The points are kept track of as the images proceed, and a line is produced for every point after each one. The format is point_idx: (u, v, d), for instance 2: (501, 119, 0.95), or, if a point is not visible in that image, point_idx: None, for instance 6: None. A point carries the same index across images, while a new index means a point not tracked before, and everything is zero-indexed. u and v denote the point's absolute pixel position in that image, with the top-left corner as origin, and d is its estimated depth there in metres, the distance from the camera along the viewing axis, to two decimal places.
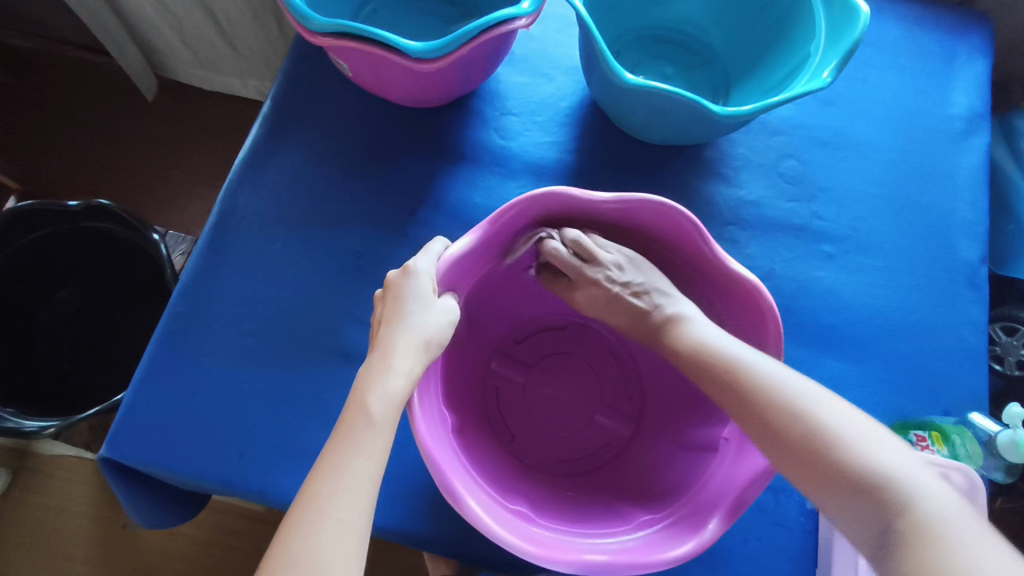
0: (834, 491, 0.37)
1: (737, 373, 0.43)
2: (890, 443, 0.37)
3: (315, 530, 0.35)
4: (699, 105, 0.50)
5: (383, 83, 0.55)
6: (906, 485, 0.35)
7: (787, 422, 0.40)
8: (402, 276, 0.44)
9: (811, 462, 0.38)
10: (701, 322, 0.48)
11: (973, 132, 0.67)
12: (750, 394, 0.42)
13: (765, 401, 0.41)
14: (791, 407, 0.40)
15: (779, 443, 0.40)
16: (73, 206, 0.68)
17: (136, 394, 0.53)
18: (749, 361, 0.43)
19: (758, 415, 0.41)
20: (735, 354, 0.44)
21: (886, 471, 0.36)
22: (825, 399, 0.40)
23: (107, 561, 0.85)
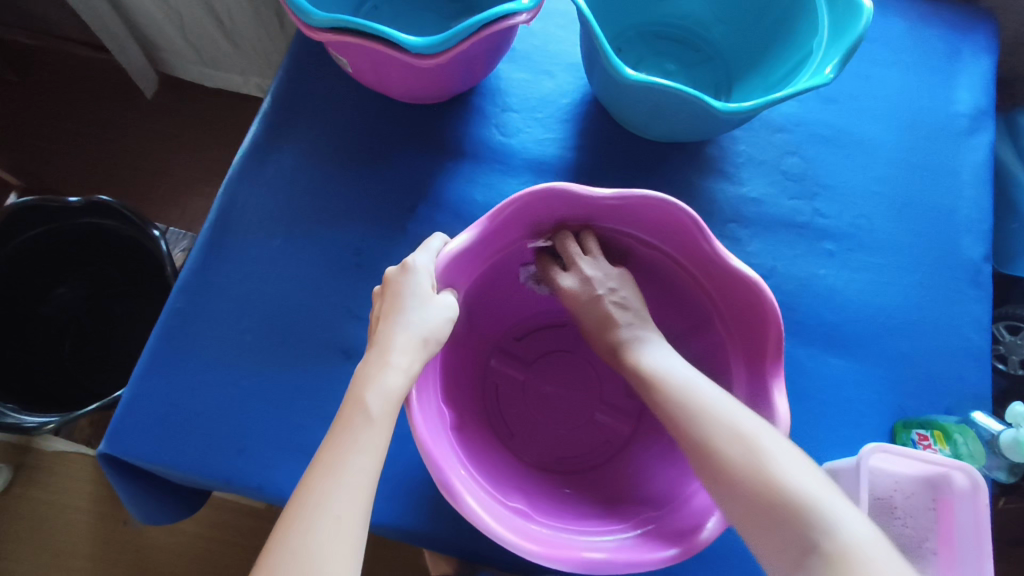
0: (763, 525, 0.39)
1: (682, 408, 0.45)
2: (809, 473, 0.40)
3: (312, 526, 0.34)
4: (700, 101, 0.49)
5: (383, 79, 0.54)
6: (822, 518, 0.38)
7: (723, 457, 0.41)
8: (400, 272, 0.44)
9: (742, 496, 0.40)
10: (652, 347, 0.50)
11: (977, 130, 0.67)
12: (694, 427, 0.44)
13: (705, 435, 0.43)
14: (728, 444, 0.42)
15: (714, 474, 0.42)
16: (73, 203, 0.68)
17: (136, 389, 0.53)
18: (694, 395, 0.45)
19: (699, 448, 0.43)
20: (684, 386, 0.46)
21: (806, 504, 0.38)
22: (761, 435, 0.42)
23: (107, 557, 0.85)
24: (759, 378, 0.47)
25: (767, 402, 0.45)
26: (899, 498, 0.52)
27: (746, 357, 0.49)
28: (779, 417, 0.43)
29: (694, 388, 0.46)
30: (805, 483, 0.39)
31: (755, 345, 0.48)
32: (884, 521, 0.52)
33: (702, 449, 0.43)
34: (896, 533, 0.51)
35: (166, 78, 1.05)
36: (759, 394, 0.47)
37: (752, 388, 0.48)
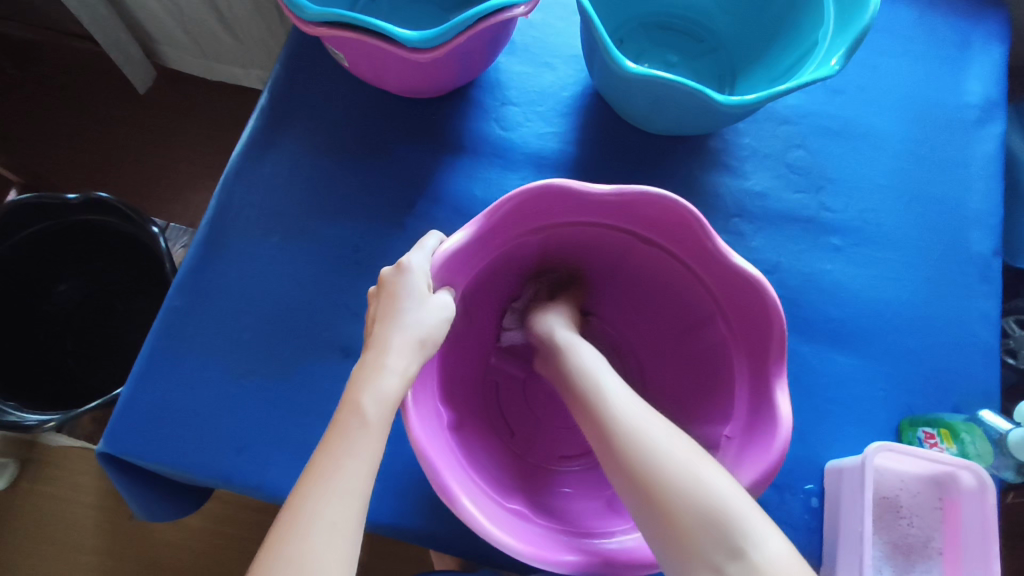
0: (679, 536, 0.38)
1: (604, 410, 0.45)
2: (721, 476, 0.40)
3: (306, 533, 0.34)
4: (702, 94, 0.48)
5: (380, 73, 0.54)
6: (738, 527, 0.37)
7: (641, 469, 0.41)
8: (396, 273, 0.43)
9: (661, 510, 0.39)
10: (575, 343, 0.51)
11: (988, 121, 0.65)
12: (615, 440, 0.43)
13: (628, 449, 0.42)
14: (650, 457, 0.41)
15: (633, 490, 0.41)
16: (72, 200, 0.68)
17: (134, 389, 0.53)
18: (618, 408, 0.44)
19: (618, 465, 0.42)
20: (609, 399, 0.45)
21: (722, 511, 0.38)
22: (675, 443, 0.41)
23: (114, 551, 0.86)
24: (762, 377, 0.46)
25: (769, 402, 0.44)
26: (904, 497, 0.52)
27: (749, 356, 0.48)
28: (781, 418, 0.42)
29: (618, 401, 0.45)
30: (726, 489, 0.39)
31: (758, 343, 0.47)
32: (888, 520, 0.51)
33: (622, 465, 0.42)
34: (900, 533, 0.51)
35: (165, 73, 1.05)
36: (761, 394, 0.46)
37: (754, 387, 0.47)
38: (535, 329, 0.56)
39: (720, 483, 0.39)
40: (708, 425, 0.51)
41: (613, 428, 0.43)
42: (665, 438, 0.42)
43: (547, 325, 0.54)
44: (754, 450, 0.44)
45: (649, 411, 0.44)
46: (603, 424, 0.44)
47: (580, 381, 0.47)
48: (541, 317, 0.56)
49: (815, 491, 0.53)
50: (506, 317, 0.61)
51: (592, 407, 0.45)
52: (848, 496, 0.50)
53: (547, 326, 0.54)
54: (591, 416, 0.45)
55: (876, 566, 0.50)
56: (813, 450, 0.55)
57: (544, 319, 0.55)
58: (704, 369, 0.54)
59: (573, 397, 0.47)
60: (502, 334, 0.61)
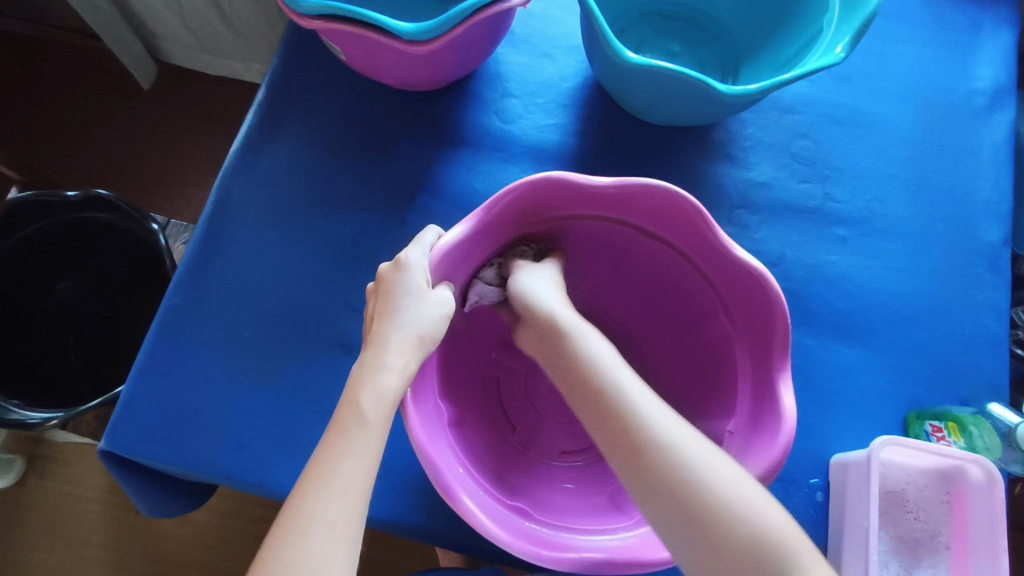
0: (734, 565, 0.37)
1: (638, 423, 0.42)
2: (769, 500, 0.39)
3: (305, 534, 0.34)
4: (704, 84, 0.48)
5: (377, 67, 0.53)
6: (792, 555, 0.37)
7: (683, 489, 0.39)
8: (393, 269, 0.43)
9: (706, 535, 0.38)
10: (588, 332, 0.47)
11: (997, 108, 0.64)
12: (653, 457, 0.40)
13: (666, 467, 0.40)
14: (694, 479, 0.39)
15: (672, 509, 0.39)
16: (72, 197, 0.68)
17: (135, 387, 0.53)
18: (650, 420, 0.42)
19: (655, 483, 0.40)
20: (638, 408, 0.42)
21: (778, 539, 0.38)
22: (722, 467, 0.40)
23: (122, 545, 0.86)
24: (766, 370, 0.46)
25: (773, 397, 0.44)
26: (911, 491, 0.51)
27: (752, 350, 0.48)
28: (785, 414, 0.42)
29: (648, 411, 0.42)
30: (777, 514, 0.38)
31: (761, 337, 0.46)
32: (894, 514, 0.51)
33: (661, 482, 0.40)
34: (907, 527, 0.50)
35: (165, 68, 1.04)
36: (765, 388, 0.45)
37: (758, 380, 0.46)
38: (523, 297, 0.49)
39: (762, 503, 0.39)
40: (711, 420, 0.51)
41: (648, 443, 0.41)
42: (703, 455, 0.40)
43: (540, 294, 0.49)
44: (759, 446, 0.43)
45: (688, 427, 0.42)
46: (634, 437, 0.41)
47: (595, 383, 0.44)
48: (528, 281, 0.49)
49: (820, 484, 0.53)
50: (485, 275, 0.52)
51: (623, 417, 0.42)
52: (853, 491, 0.49)
53: (541, 297, 0.48)
54: (615, 423, 0.42)
55: (882, 560, 0.49)
56: (818, 443, 0.54)
57: (529, 283, 0.49)
58: (707, 363, 0.53)
59: (587, 397, 0.44)
60: (471, 287, 0.51)
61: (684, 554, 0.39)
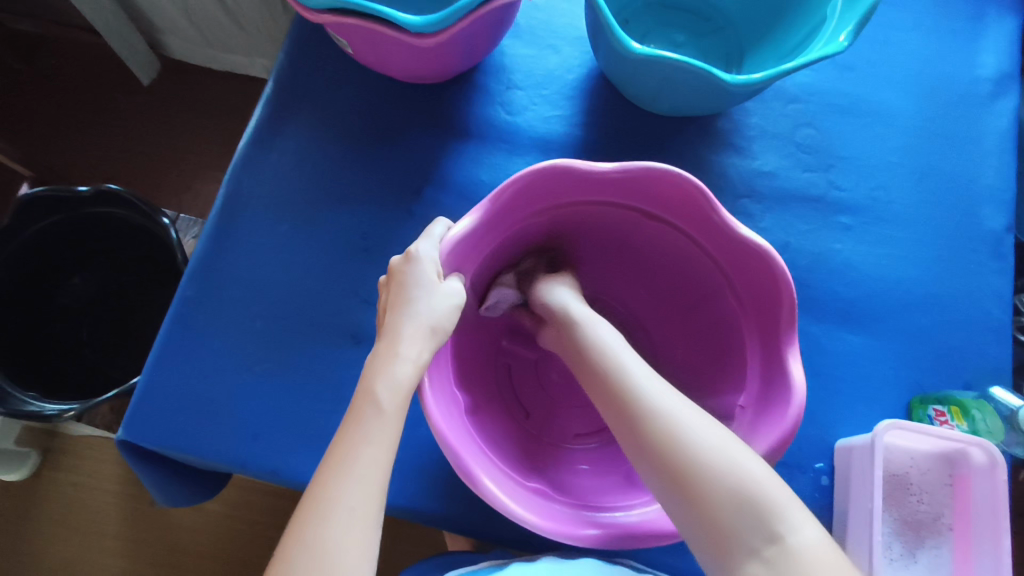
0: (714, 525, 0.37)
1: (626, 388, 0.43)
2: (748, 458, 0.38)
3: (327, 519, 0.35)
4: (709, 74, 0.48)
5: (384, 60, 0.53)
6: (774, 514, 0.36)
7: (674, 456, 0.39)
8: (405, 262, 0.44)
9: (698, 498, 0.38)
10: (593, 320, 0.48)
11: (1001, 95, 0.64)
12: (647, 426, 0.41)
13: (658, 434, 0.40)
14: (682, 445, 0.39)
15: (667, 476, 0.39)
16: (83, 193, 0.69)
17: (151, 379, 0.54)
18: (644, 390, 0.42)
19: (650, 451, 0.40)
20: (632, 380, 0.43)
21: (757, 498, 0.37)
22: (701, 427, 0.40)
23: (137, 536, 0.88)
24: (773, 350, 0.46)
25: (782, 370, 0.44)
26: (914, 474, 0.52)
27: (759, 331, 0.48)
28: (795, 384, 0.42)
29: (640, 382, 0.43)
30: (760, 475, 0.38)
31: (768, 318, 0.47)
32: (898, 496, 0.51)
33: (655, 451, 0.40)
34: (910, 509, 0.51)
35: (171, 64, 1.05)
36: (774, 364, 0.46)
37: (766, 361, 0.47)
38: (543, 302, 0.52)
39: (752, 464, 0.38)
40: (720, 397, 0.51)
41: (642, 412, 0.41)
42: (692, 422, 0.40)
43: (558, 295, 0.52)
44: (769, 420, 0.43)
45: (673, 391, 0.42)
46: (630, 407, 0.42)
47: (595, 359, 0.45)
48: (548, 291, 0.53)
49: (824, 469, 0.54)
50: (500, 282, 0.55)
51: (613, 384, 0.43)
52: (858, 474, 0.50)
53: (560, 299, 0.51)
54: (612, 396, 0.43)
55: (887, 542, 0.50)
56: (823, 428, 0.55)
57: (551, 290, 0.53)
58: (716, 345, 0.54)
59: (592, 375, 0.45)
60: (492, 291, 0.55)
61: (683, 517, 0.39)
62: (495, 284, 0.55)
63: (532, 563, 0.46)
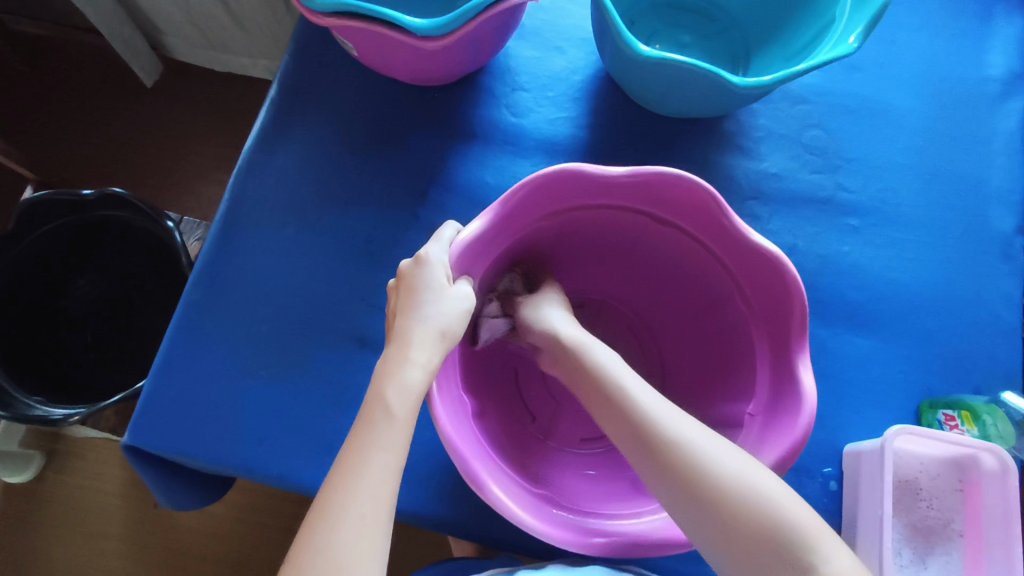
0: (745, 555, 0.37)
1: (640, 416, 0.42)
2: (775, 485, 0.38)
3: (337, 524, 0.34)
4: (717, 76, 0.48)
5: (389, 63, 0.53)
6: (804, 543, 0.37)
7: (707, 489, 0.38)
8: (415, 266, 0.43)
9: (732, 528, 0.38)
10: (592, 342, 0.48)
11: (1009, 95, 0.64)
12: (675, 458, 0.40)
13: (685, 466, 0.39)
14: (714, 477, 0.39)
15: (697, 507, 0.39)
16: (87, 196, 0.69)
17: (157, 383, 0.54)
18: (661, 420, 0.42)
19: (679, 483, 0.39)
20: (651, 413, 0.42)
21: (787, 527, 0.37)
22: (726, 454, 0.40)
23: (142, 537, 0.88)
24: (783, 357, 0.46)
25: (792, 378, 0.44)
26: (924, 479, 0.52)
27: (768, 337, 0.48)
28: (805, 393, 0.42)
29: (662, 415, 0.42)
30: (788, 503, 0.38)
31: (778, 324, 0.46)
32: (908, 501, 0.51)
33: (684, 483, 0.39)
34: (920, 515, 0.51)
35: (174, 65, 1.05)
36: (784, 372, 0.45)
37: (776, 367, 0.46)
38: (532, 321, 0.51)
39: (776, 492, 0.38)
40: (728, 403, 0.50)
41: (667, 444, 0.40)
42: (720, 453, 0.40)
43: (549, 315, 0.51)
44: (779, 429, 0.43)
45: (692, 420, 0.42)
46: (652, 437, 0.41)
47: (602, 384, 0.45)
48: (537, 308, 0.52)
49: (833, 474, 0.53)
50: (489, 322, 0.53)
51: (625, 410, 0.43)
52: (867, 479, 0.50)
53: (551, 319, 0.50)
54: (626, 423, 0.43)
55: (896, 547, 0.50)
56: (831, 432, 0.54)
57: (540, 316, 0.51)
58: (723, 349, 0.53)
59: (600, 398, 0.45)
60: (481, 325, 0.53)
61: (712, 544, 0.38)
62: (483, 319, 0.53)
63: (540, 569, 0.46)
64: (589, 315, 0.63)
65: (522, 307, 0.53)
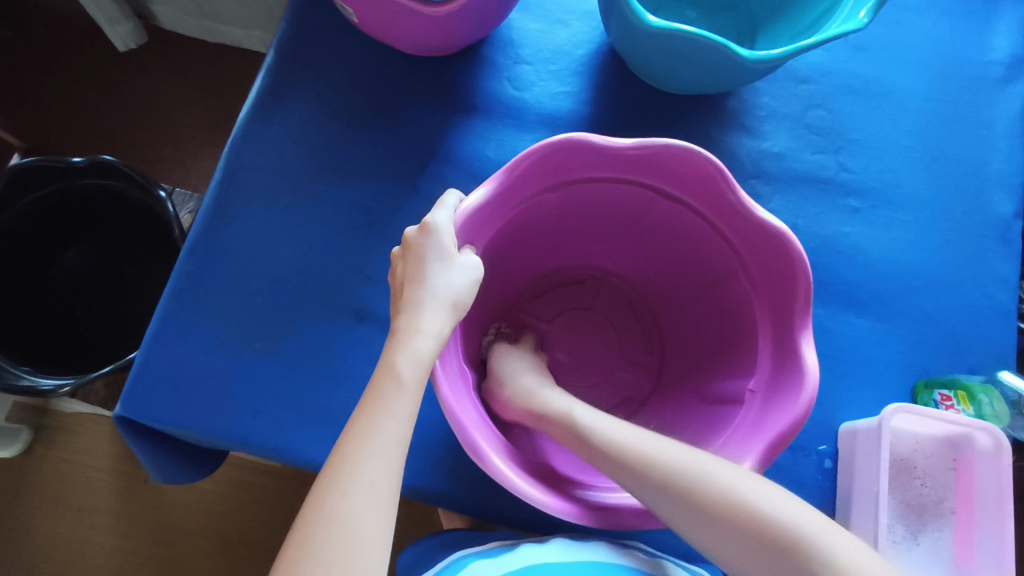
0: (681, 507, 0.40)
1: (572, 421, 0.47)
2: (682, 449, 0.42)
3: (347, 491, 0.34)
4: (725, 49, 0.47)
5: (391, 30, 0.52)
6: (717, 483, 0.40)
7: (681, 488, 0.40)
8: (421, 233, 0.42)
9: (763, 552, 0.39)
10: (536, 382, 0.51)
11: (1013, 79, 0.64)
12: (667, 481, 0.41)
13: (697, 495, 0.40)
14: (733, 503, 0.39)
15: (679, 505, 0.40)
16: (79, 163, 0.68)
17: (150, 353, 0.53)
18: (592, 423, 0.46)
19: (700, 516, 0.40)
20: (649, 452, 0.42)
21: (697, 478, 0.40)
22: (640, 435, 0.44)
23: (129, 513, 0.87)
24: (787, 333, 0.45)
25: (794, 354, 0.44)
26: (919, 458, 0.52)
27: (770, 315, 0.47)
28: (808, 371, 0.42)
29: (650, 447, 0.43)
30: (695, 460, 0.41)
31: (782, 300, 0.46)
32: (902, 479, 0.51)
33: (686, 498, 0.40)
34: (914, 492, 0.51)
35: (164, 35, 1.02)
36: (787, 347, 0.45)
37: (779, 343, 0.46)
38: (499, 377, 0.52)
39: (689, 458, 0.41)
40: (729, 380, 0.50)
41: (685, 481, 0.40)
42: (673, 452, 0.42)
43: (517, 378, 0.51)
44: (780, 405, 0.43)
45: (612, 418, 0.46)
46: (661, 477, 0.41)
47: (573, 426, 0.46)
48: (507, 372, 0.52)
49: (828, 452, 0.54)
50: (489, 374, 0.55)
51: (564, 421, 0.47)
52: (862, 457, 0.50)
53: (517, 376, 0.51)
54: (568, 432, 0.46)
55: (890, 524, 0.50)
56: (828, 411, 0.55)
57: (507, 364, 0.53)
58: (725, 327, 0.53)
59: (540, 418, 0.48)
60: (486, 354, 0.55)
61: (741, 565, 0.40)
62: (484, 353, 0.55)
63: (543, 543, 0.45)
64: (587, 292, 0.64)
65: (495, 370, 0.53)
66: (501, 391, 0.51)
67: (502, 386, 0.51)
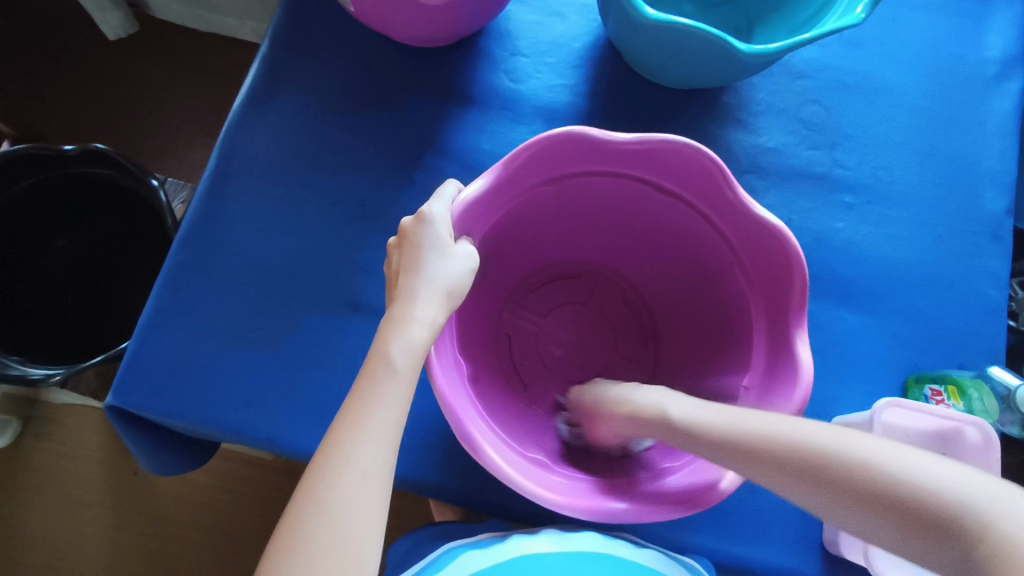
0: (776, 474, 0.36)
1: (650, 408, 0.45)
2: (767, 416, 0.39)
3: (339, 478, 0.34)
4: (722, 41, 0.46)
5: (387, 20, 0.52)
6: (809, 443, 0.35)
7: (767, 451, 0.37)
8: (417, 223, 0.42)
9: (896, 521, 0.32)
10: (626, 386, 0.50)
11: (1006, 78, 0.64)
12: (752, 450, 0.38)
13: (784, 457, 0.36)
14: (834, 466, 0.34)
15: (774, 475, 0.36)
16: (69, 151, 0.67)
17: (142, 342, 0.52)
18: (670, 405, 0.44)
19: (806, 487, 0.35)
20: (725, 425, 0.40)
21: (783, 441, 0.36)
22: (721, 411, 0.41)
23: (117, 504, 0.87)
24: (782, 329, 0.46)
25: (789, 350, 0.44)
26: None
27: (765, 311, 0.48)
28: (802, 367, 0.42)
29: (725, 421, 0.40)
30: (778, 424, 0.37)
31: (776, 295, 0.46)
32: None
33: (774, 464, 0.36)
34: None
35: (155, 23, 1.02)
36: (781, 343, 0.45)
37: (774, 338, 0.46)
38: (591, 397, 0.53)
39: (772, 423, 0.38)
40: (723, 375, 0.51)
41: (767, 446, 0.37)
42: (756, 420, 0.39)
43: (605, 390, 0.51)
44: (774, 401, 0.43)
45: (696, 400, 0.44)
46: (745, 447, 0.38)
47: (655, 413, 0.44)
48: (598, 389, 0.52)
49: None
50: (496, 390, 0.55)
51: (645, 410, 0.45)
52: None
53: (606, 390, 0.51)
54: (650, 420, 0.45)
55: None
56: (820, 405, 0.55)
57: (596, 386, 0.53)
58: (720, 322, 0.53)
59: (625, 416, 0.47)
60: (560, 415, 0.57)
61: (880, 543, 0.33)
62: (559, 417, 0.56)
63: (535, 535, 0.45)
64: (582, 287, 0.64)
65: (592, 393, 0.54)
66: (592, 408, 0.52)
67: (592, 401, 0.52)
